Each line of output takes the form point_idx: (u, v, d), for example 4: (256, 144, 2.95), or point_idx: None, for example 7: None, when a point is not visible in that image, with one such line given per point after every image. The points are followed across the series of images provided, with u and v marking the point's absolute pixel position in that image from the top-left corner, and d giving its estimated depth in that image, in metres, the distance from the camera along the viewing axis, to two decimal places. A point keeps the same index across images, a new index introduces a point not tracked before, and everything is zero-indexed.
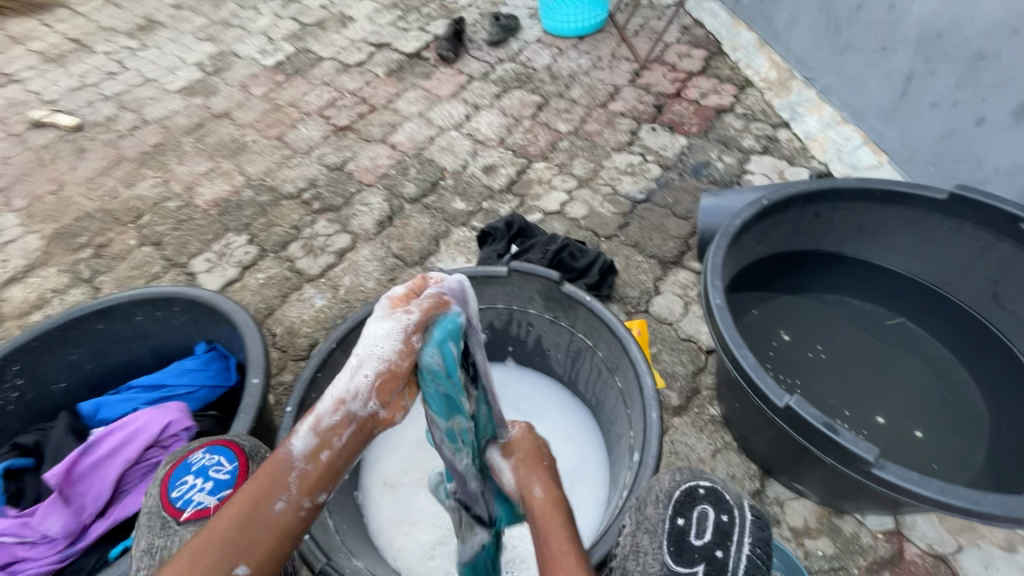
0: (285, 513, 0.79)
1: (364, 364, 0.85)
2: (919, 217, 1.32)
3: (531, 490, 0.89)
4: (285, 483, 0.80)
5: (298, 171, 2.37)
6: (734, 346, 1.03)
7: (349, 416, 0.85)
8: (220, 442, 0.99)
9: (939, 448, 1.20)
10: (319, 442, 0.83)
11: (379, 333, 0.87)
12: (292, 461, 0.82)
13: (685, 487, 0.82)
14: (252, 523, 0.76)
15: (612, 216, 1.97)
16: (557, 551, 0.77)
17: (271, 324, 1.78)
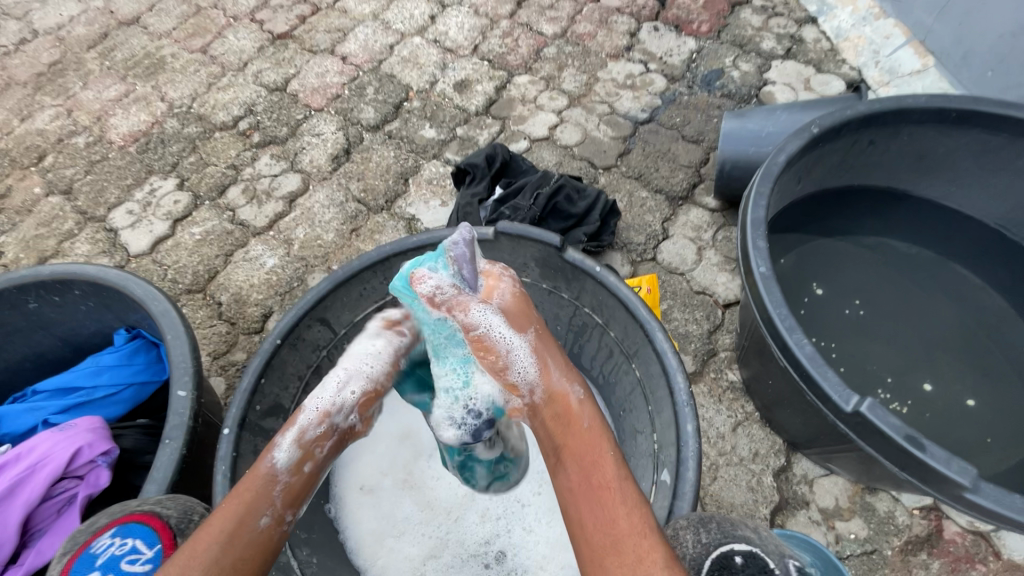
0: (270, 529, 0.68)
1: (352, 378, 0.77)
2: (999, 144, 1.06)
3: (558, 387, 0.76)
4: (269, 497, 0.68)
5: (231, 94, 1.95)
6: (788, 331, 0.83)
7: (333, 429, 0.75)
8: (135, 517, 0.70)
9: (993, 419, 1.06)
10: (304, 453, 0.72)
11: (366, 351, 0.81)
12: (274, 475, 0.70)
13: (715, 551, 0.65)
14: (234, 543, 0.64)
15: (611, 142, 1.67)
16: (610, 478, 0.68)
17: (215, 291, 1.51)
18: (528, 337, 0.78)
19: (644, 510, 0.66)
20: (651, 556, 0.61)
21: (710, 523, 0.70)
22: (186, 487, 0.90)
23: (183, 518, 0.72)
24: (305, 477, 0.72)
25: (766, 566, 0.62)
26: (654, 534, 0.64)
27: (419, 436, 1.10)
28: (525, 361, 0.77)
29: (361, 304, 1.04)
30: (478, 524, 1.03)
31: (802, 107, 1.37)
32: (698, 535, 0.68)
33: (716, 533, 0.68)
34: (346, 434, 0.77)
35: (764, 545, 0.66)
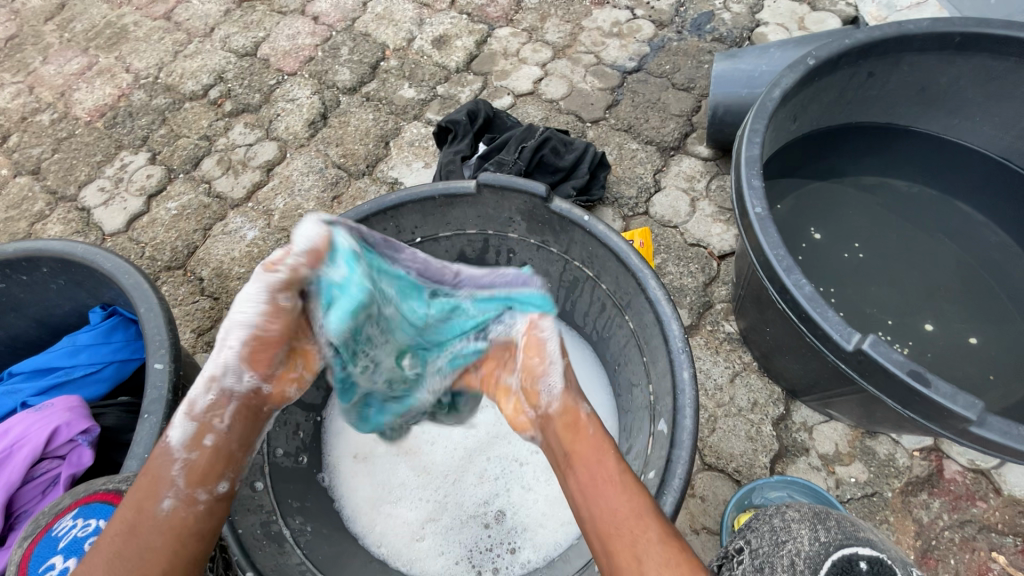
0: (179, 510, 0.62)
1: (232, 332, 0.64)
2: (1005, 69, 1.01)
3: (571, 402, 0.70)
4: (168, 477, 0.62)
5: (199, 62, 1.84)
6: (785, 271, 0.80)
7: (227, 394, 0.66)
8: (98, 496, 0.67)
9: (996, 356, 1.04)
10: (200, 426, 0.65)
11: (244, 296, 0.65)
12: (172, 454, 0.64)
13: (836, 554, 0.57)
14: (138, 531, 0.60)
15: (599, 94, 1.60)
16: (607, 474, 0.64)
17: (195, 266, 1.46)
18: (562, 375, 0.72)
19: (641, 497, 0.62)
20: (644, 536, 0.59)
21: (830, 519, 0.61)
22: None
23: None
24: (210, 452, 0.65)
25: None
26: (649, 516, 0.61)
27: None
28: (551, 378, 0.70)
29: None
30: (475, 486, 1.01)
31: (797, 44, 1.30)
32: (816, 531, 0.59)
33: (838, 531, 0.58)
34: (251, 398, 0.68)
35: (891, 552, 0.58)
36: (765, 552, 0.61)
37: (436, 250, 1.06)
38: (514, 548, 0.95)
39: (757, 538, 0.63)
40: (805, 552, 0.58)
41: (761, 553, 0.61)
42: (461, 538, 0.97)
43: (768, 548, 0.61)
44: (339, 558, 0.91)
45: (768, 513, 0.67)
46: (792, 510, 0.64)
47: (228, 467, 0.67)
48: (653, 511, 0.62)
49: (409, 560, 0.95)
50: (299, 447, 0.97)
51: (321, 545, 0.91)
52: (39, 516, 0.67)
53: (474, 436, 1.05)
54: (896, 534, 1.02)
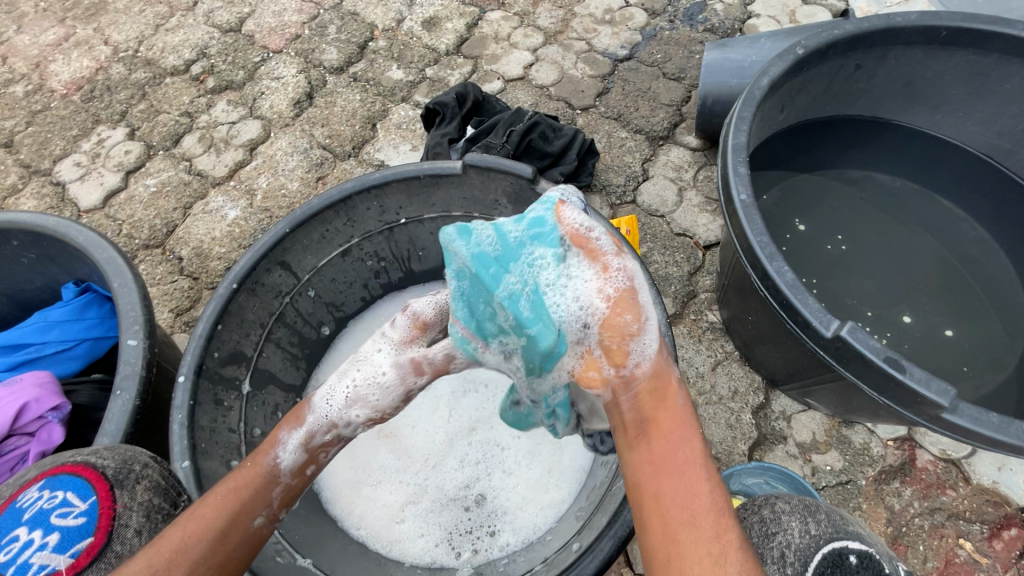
0: (264, 528, 0.64)
1: (359, 401, 0.74)
2: (989, 65, 1.02)
3: (664, 363, 0.65)
4: (268, 496, 0.65)
5: (181, 36, 1.79)
6: (767, 258, 0.80)
7: (339, 438, 0.75)
8: (66, 468, 0.65)
9: (971, 348, 1.06)
10: (309, 459, 0.72)
11: (380, 362, 0.76)
12: (275, 475, 0.67)
13: (826, 546, 0.60)
14: (227, 540, 0.60)
15: (589, 81, 1.58)
16: (697, 457, 0.59)
17: (174, 245, 1.43)
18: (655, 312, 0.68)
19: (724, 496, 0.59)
20: (730, 543, 0.55)
21: (818, 512, 0.65)
22: (143, 440, 0.86)
23: (123, 468, 0.66)
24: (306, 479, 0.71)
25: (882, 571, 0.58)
26: (731, 520, 0.57)
27: None
28: (648, 337, 0.64)
29: (324, 247, 0.98)
30: (456, 469, 1.01)
31: (788, 34, 1.30)
32: (807, 525, 0.63)
33: (828, 526, 0.63)
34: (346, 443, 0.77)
35: (877, 545, 0.62)
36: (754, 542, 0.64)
37: (420, 232, 1.04)
38: (494, 530, 0.95)
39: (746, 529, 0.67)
40: (796, 544, 0.61)
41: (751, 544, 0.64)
42: (441, 521, 0.96)
43: (759, 539, 0.65)
44: (318, 539, 0.90)
45: (756, 504, 0.71)
46: (782, 502, 0.67)
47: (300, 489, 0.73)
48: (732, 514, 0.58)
49: (388, 543, 0.94)
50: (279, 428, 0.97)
51: (298, 525, 0.89)
52: (5, 490, 0.65)
53: (457, 421, 1.05)
54: (867, 520, 1.04)
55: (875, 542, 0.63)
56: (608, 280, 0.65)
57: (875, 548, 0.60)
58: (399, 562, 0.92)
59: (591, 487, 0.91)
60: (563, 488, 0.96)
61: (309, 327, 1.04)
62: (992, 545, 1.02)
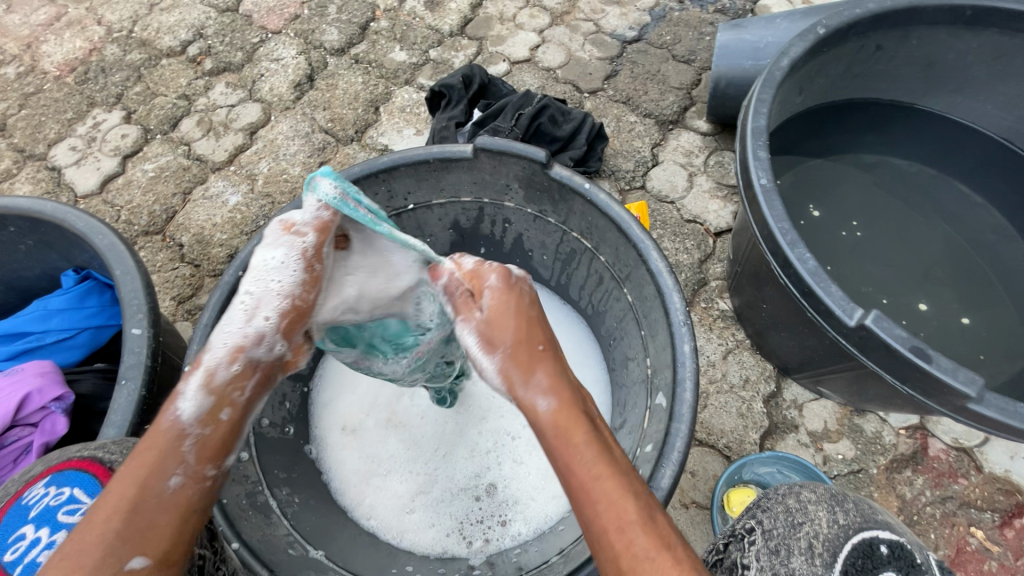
0: (188, 487, 0.54)
1: (262, 302, 0.63)
2: (1014, 46, 1.00)
3: (524, 401, 0.59)
4: (179, 453, 0.55)
5: (177, 16, 1.74)
6: (789, 245, 0.78)
7: (252, 364, 0.61)
8: (72, 464, 0.63)
9: (987, 335, 1.05)
10: (218, 400, 0.58)
11: (273, 261, 0.65)
12: (182, 429, 0.56)
13: (856, 537, 0.58)
14: (140, 510, 0.52)
15: (597, 63, 1.54)
16: (582, 477, 0.53)
17: (174, 232, 1.40)
18: (495, 359, 0.62)
19: (629, 501, 0.51)
20: (630, 553, 0.49)
21: (847, 502, 0.62)
22: None
23: None
24: (228, 425, 0.59)
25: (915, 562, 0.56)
26: (634, 527, 0.50)
27: None
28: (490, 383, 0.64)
29: None
30: (466, 459, 1.00)
31: (804, 15, 1.27)
32: (835, 515, 0.60)
33: (857, 516, 0.60)
34: (273, 370, 0.64)
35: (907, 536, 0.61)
36: (781, 534, 0.60)
37: (429, 218, 1.02)
38: (505, 520, 0.93)
39: (770, 519, 0.62)
40: (824, 535, 0.58)
41: (776, 533, 0.60)
42: (452, 510, 0.95)
43: (785, 530, 0.60)
44: (328, 529, 0.89)
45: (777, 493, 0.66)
46: (807, 492, 0.64)
47: (241, 440, 0.61)
48: (640, 515, 0.50)
49: (399, 532, 0.93)
50: (287, 418, 0.96)
51: (308, 516, 0.88)
52: (9, 485, 0.63)
53: (466, 411, 1.04)
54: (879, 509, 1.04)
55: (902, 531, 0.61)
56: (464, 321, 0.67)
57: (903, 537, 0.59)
58: (409, 552, 0.92)
59: None
60: None
61: None
62: (1003, 533, 1.02)
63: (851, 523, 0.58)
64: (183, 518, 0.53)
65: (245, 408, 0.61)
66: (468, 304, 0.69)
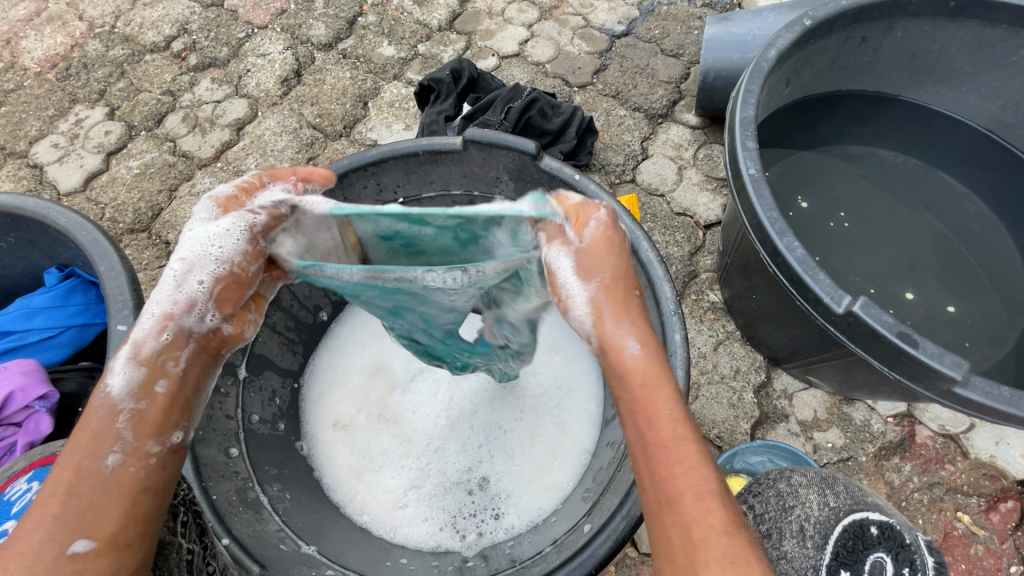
0: (128, 465, 0.54)
1: (196, 265, 0.60)
2: (996, 37, 1.01)
3: (612, 341, 0.60)
4: (115, 430, 0.54)
5: (161, 11, 1.71)
6: (777, 233, 0.79)
7: (184, 334, 0.60)
8: (56, 459, 0.64)
9: (973, 323, 1.06)
10: (150, 371, 0.58)
11: (213, 228, 0.62)
12: (115, 405, 0.56)
13: (845, 518, 0.64)
14: (78, 492, 0.51)
15: (586, 58, 1.55)
16: (668, 436, 0.55)
17: (160, 229, 1.38)
18: (590, 287, 0.61)
19: (709, 471, 0.54)
20: (708, 521, 0.52)
21: (836, 485, 0.68)
22: None
23: None
24: (165, 399, 0.58)
25: (902, 541, 0.61)
26: (713, 497, 0.53)
27: (392, 367, 1.07)
28: (576, 315, 0.62)
29: None
30: (459, 453, 1.00)
31: (791, 8, 1.28)
32: (825, 497, 0.66)
33: (846, 498, 0.66)
34: (210, 340, 0.62)
35: (895, 515, 0.66)
36: (772, 517, 0.68)
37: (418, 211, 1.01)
38: (498, 513, 0.93)
39: (762, 503, 0.71)
40: (815, 517, 0.65)
41: (768, 517, 0.68)
42: (445, 505, 0.95)
43: (776, 513, 0.68)
44: (320, 526, 0.89)
45: (770, 478, 0.73)
46: (798, 476, 0.71)
47: (184, 414, 0.60)
48: (720, 488, 0.54)
49: (392, 528, 0.93)
50: (277, 415, 0.95)
51: (300, 512, 0.88)
52: None
53: (458, 405, 1.03)
54: None
55: (894, 512, 0.67)
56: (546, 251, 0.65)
57: (893, 518, 0.64)
58: (402, 547, 0.91)
59: (596, 468, 0.89)
60: (567, 470, 0.95)
61: (305, 310, 1.01)
62: (989, 517, 1.03)
63: (838, 504, 0.64)
64: (126, 494, 0.52)
65: (184, 380, 0.60)
66: (561, 230, 0.65)
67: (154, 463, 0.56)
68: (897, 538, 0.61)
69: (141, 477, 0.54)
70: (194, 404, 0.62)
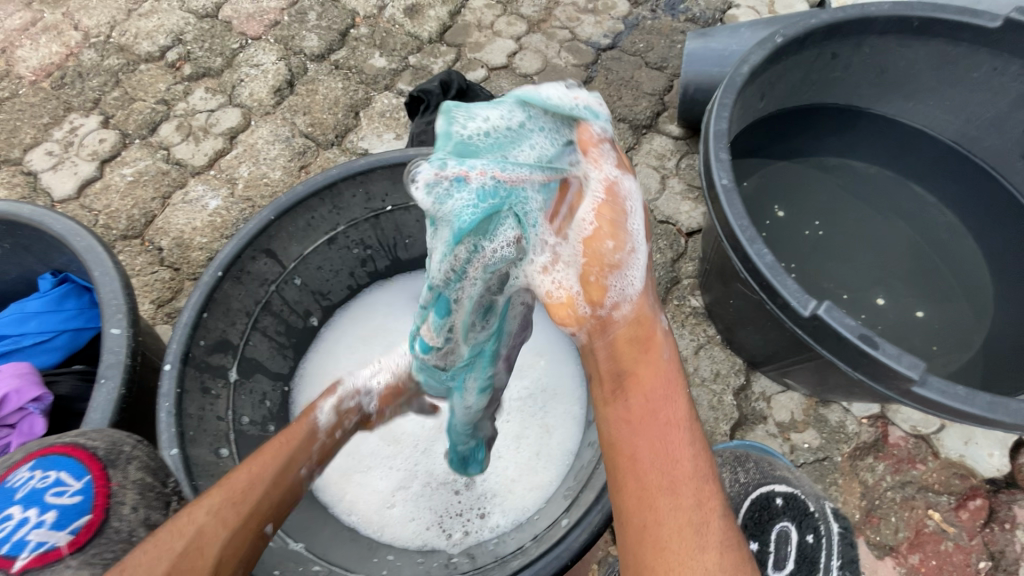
0: (306, 480, 0.72)
1: (383, 369, 0.86)
2: (958, 54, 1.06)
3: (652, 314, 0.67)
4: (310, 451, 0.72)
5: (156, 21, 1.74)
6: (747, 240, 0.83)
7: (359, 407, 0.81)
8: (56, 449, 0.66)
9: (940, 328, 1.10)
10: (337, 421, 0.78)
11: (399, 352, 0.89)
12: (316, 432, 0.74)
13: (754, 492, 0.92)
14: (282, 485, 0.67)
15: (573, 70, 1.59)
16: (679, 421, 0.61)
17: (153, 236, 1.40)
18: (648, 250, 0.68)
19: (708, 459, 0.62)
20: (709, 506, 0.58)
21: (748, 462, 0.94)
22: (129, 430, 0.85)
23: (114, 449, 0.68)
24: (333, 444, 0.77)
25: (802, 507, 0.91)
26: (714, 484, 0.60)
27: None
28: (632, 275, 0.66)
29: (310, 235, 0.97)
30: (446, 454, 1.02)
31: (767, 24, 1.33)
32: (737, 475, 0.92)
33: (754, 473, 0.93)
34: (364, 416, 0.83)
35: (799, 484, 0.93)
36: None
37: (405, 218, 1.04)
38: (483, 512, 0.96)
39: None
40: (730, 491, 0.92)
41: None
42: (431, 504, 0.97)
43: None
44: (309, 525, 0.91)
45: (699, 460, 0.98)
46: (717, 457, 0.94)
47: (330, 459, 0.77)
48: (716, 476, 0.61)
49: (379, 527, 0.95)
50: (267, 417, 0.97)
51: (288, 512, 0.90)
52: None
53: None
54: (843, 495, 1.08)
55: (796, 480, 0.95)
56: (602, 168, 0.66)
57: (797, 489, 0.92)
58: (389, 546, 0.94)
59: (578, 467, 0.92)
60: (551, 471, 0.97)
61: (295, 315, 1.04)
62: (959, 514, 1.07)
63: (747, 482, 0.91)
64: (292, 502, 0.69)
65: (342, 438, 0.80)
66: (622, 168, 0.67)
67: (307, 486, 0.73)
68: (800, 509, 0.91)
69: (300, 495, 0.71)
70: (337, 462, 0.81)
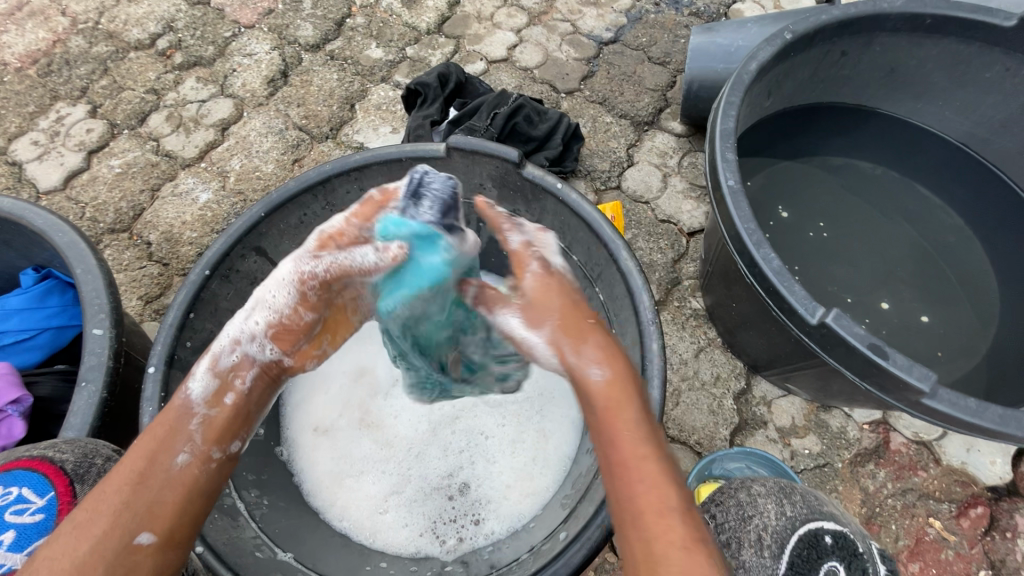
0: (190, 466, 0.65)
1: (258, 307, 0.73)
2: (970, 54, 1.04)
3: (579, 369, 0.67)
4: (187, 431, 0.66)
5: (145, 8, 1.69)
6: (754, 244, 0.80)
7: (250, 359, 0.73)
8: (21, 463, 0.67)
9: (944, 333, 1.09)
10: (222, 384, 0.70)
11: (273, 278, 0.73)
12: (190, 407, 0.67)
13: (802, 528, 0.72)
14: (149, 484, 0.61)
15: (574, 64, 1.55)
16: (628, 456, 0.59)
17: (140, 229, 1.36)
18: (543, 331, 0.71)
19: (670, 490, 0.57)
20: (668, 539, 0.54)
21: (794, 495, 0.76)
22: (111, 435, 0.83)
23: (82, 463, 0.69)
24: (230, 410, 0.71)
25: (854, 549, 0.71)
26: (673, 514, 0.55)
27: (374, 371, 1.07)
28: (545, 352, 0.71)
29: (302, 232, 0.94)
30: (440, 459, 1.00)
31: (774, 20, 1.30)
32: (783, 507, 0.74)
33: (801, 507, 0.75)
34: (270, 366, 0.75)
35: (849, 524, 0.75)
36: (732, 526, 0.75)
37: None
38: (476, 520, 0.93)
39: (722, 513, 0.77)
40: (773, 526, 0.73)
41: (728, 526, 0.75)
42: (424, 510, 0.95)
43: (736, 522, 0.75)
44: (298, 532, 0.89)
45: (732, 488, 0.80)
46: (758, 486, 0.78)
47: (242, 427, 0.72)
48: (680, 504, 0.56)
49: (370, 534, 0.93)
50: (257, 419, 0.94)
51: (277, 519, 0.88)
52: None
53: (440, 410, 1.04)
54: (844, 501, 1.07)
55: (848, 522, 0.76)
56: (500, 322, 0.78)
57: (846, 528, 0.73)
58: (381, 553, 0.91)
59: (577, 474, 0.89)
60: (548, 476, 0.95)
61: None
62: (959, 522, 1.05)
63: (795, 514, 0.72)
64: (184, 493, 0.63)
65: (246, 394, 0.73)
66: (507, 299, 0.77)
67: (212, 470, 0.67)
68: (850, 548, 0.70)
69: (199, 481, 0.65)
70: (253, 421, 0.74)
